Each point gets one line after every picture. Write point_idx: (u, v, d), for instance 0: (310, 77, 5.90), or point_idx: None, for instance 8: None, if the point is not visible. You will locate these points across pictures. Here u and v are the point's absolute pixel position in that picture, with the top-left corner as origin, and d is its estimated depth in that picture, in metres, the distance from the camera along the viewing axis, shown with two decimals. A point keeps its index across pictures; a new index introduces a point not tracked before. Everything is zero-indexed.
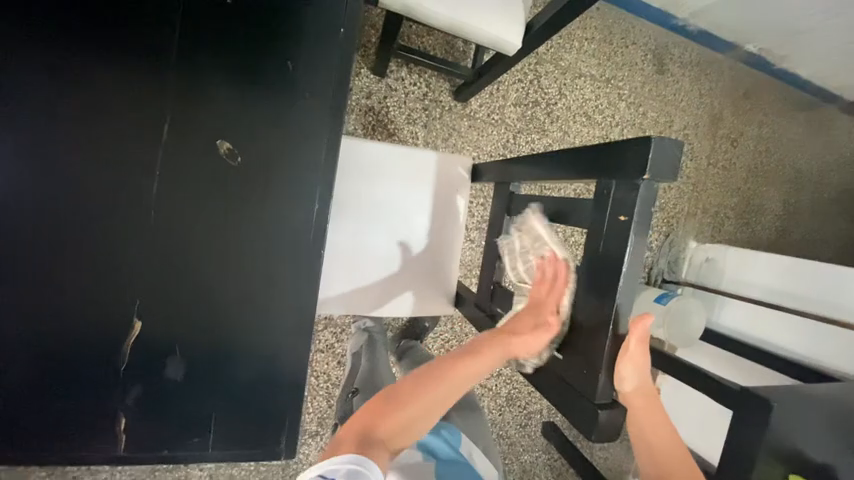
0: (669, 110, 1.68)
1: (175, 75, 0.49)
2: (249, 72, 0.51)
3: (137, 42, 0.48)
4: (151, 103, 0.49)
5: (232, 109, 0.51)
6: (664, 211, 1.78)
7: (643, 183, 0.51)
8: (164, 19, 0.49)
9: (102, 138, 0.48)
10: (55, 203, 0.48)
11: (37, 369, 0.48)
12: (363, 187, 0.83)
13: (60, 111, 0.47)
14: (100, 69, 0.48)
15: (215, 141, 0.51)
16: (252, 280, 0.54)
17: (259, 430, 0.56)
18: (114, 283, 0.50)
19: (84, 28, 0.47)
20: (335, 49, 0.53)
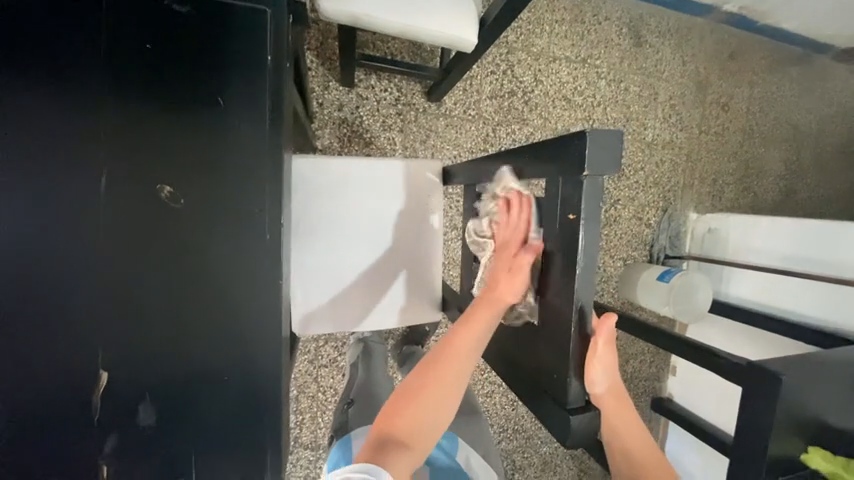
0: (652, 82, 1.63)
1: (109, 124, 0.50)
2: (184, 108, 0.51)
3: (69, 98, 0.49)
4: (90, 155, 0.50)
5: (173, 151, 0.51)
6: (660, 186, 1.72)
7: (585, 180, 0.50)
8: (93, 71, 0.49)
9: (47, 196, 0.49)
10: (11, 266, 0.49)
11: (16, 427, 0.50)
12: (334, 203, 0.83)
13: (4, 175, 0.48)
14: (33, 126, 0.48)
15: (156, 185, 0.51)
16: (214, 316, 0.54)
17: (241, 464, 0.56)
18: (79, 335, 0.51)
19: (9, 89, 0.47)
20: (265, 79, 0.53)
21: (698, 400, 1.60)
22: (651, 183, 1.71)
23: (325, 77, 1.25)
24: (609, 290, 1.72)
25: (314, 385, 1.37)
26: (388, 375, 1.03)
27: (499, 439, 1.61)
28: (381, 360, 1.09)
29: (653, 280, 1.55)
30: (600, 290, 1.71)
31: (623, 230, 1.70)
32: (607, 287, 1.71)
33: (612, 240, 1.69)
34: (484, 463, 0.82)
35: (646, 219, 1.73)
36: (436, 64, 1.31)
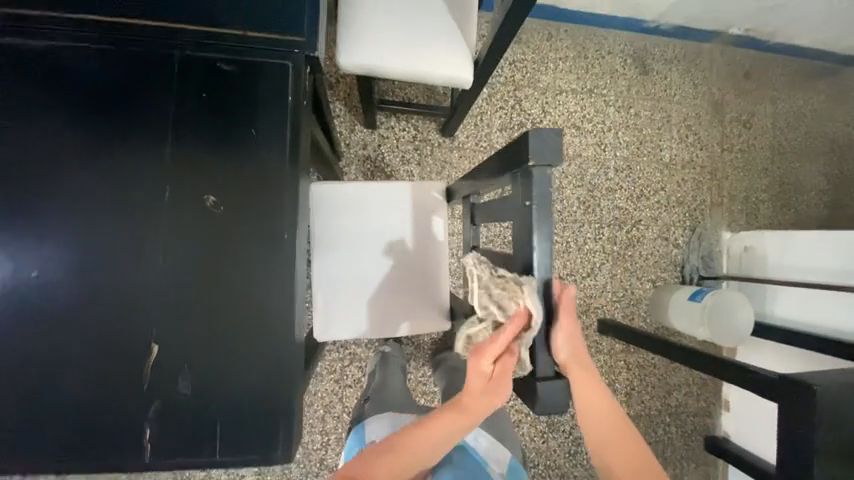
0: (663, 105, 1.68)
1: (171, 153, 0.66)
2: (225, 139, 0.67)
3: (145, 137, 0.65)
4: (156, 176, 0.65)
5: (215, 170, 0.66)
6: (685, 205, 1.69)
7: (534, 170, 0.57)
8: (161, 115, 0.66)
9: (127, 209, 0.65)
10: (98, 260, 0.64)
11: (88, 391, 0.62)
12: (350, 222, 0.94)
13: (99, 195, 0.65)
14: (120, 159, 0.65)
15: (203, 197, 0.66)
16: (240, 302, 0.65)
17: (257, 436, 0.64)
18: (139, 315, 0.64)
19: (108, 134, 0.65)
20: (285, 114, 0.67)
21: (739, 429, 1.56)
22: (675, 203, 1.68)
23: (351, 121, 1.44)
24: (640, 313, 1.65)
25: (339, 406, 1.43)
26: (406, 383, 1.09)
27: (530, 474, 1.53)
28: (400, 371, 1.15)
29: (685, 301, 1.48)
30: (631, 314, 1.64)
31: (650, 250, 1.66)
32: (637, 311, 1.64)
33: (638, 261, 1.65)
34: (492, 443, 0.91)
35: (673, 239, 1.68)
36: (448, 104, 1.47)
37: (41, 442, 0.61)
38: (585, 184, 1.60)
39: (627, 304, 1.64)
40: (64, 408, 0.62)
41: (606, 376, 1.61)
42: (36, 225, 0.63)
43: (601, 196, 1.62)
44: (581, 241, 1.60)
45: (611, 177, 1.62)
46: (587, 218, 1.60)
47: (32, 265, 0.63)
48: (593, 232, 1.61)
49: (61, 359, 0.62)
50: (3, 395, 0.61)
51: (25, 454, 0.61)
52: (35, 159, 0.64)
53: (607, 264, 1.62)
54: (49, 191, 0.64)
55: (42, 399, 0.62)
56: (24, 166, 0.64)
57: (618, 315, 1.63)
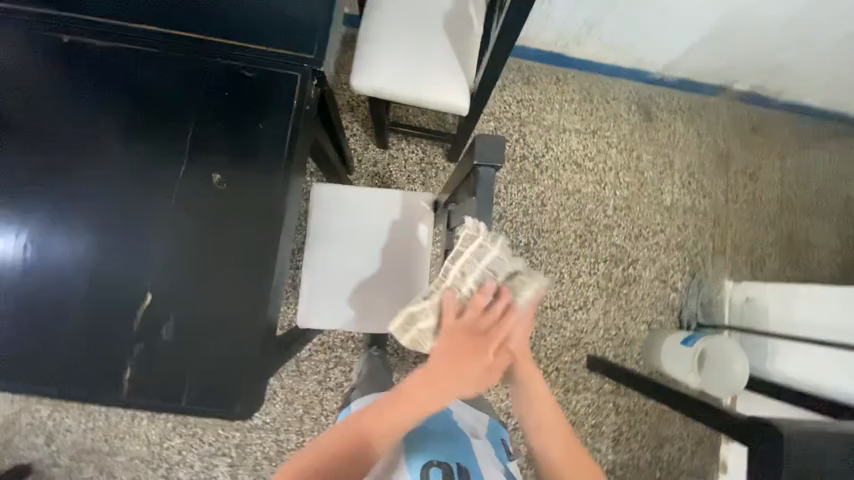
0: (666, 152, 1.73)
1: (188, 135, 0.77)
2: (234, 127, 0.77)
3: (168, 121, 0.77)
4: (173, 153, 0.77)
5: (222, 152, 0.76)
6: (686, 250, 1.69)
7: (480, 169, 0.73)
8: (183, 104, 0.77)
9: (146, 178, 0.76)
10: (117, 217, 0.75)
11: (87, 327, 0.71)
12: (343, 221, 1.04)
13: (125, 165, 0.76)
14: (146, 137, 0.77)
15: (210, 174, 0.76)
16: (227, 266, 0.74)
17: (222, 388, 0.70)
18: (141, 267, 0.73)
19: (139, 117, 0.77)
20: (287, 112, 0.78)
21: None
22: (674, 246, 1.69)
23: (365, 140, 1.57)
24: (633, 355, 1.61)
25: (318, 408, 1.47)
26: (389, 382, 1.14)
27: None
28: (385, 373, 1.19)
29: (676, 347, 1.45)
30: (624, 355, 1.60)
31: (647, 291, 1.65)
32: (630, 352, 1.61)
33: (634, 301, 1.64)
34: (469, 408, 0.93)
35: (672, 283, 1.67)
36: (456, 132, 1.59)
37: (39, 367, 0.70)
38: (583, 219, 1.65)
39: (620, 343, 1.61)
40: (63, 339, 0.71)
41: (593, 416, 1.56)
42: (73, 183, 0.76)
43: (598, 231, 1.65)
44: (575, 274, 1.62)
45: (609, 214, 1.66)
46: (581, 252, 1.63)
47: (63, 218, 0.75)
48: (587, 266, 1.63)
49: (68, 299, 0.72)
50: (16, 322, 0.71)
51: (22, 378, 0.69)
52: (80, 133, 0.77)
53: (601, 300, 1.62)
54: (87, 158, 0.76)
55: (48, 328, 0.71)
56: (70, 138, 0.76)
57: (610, 354, 1.60)
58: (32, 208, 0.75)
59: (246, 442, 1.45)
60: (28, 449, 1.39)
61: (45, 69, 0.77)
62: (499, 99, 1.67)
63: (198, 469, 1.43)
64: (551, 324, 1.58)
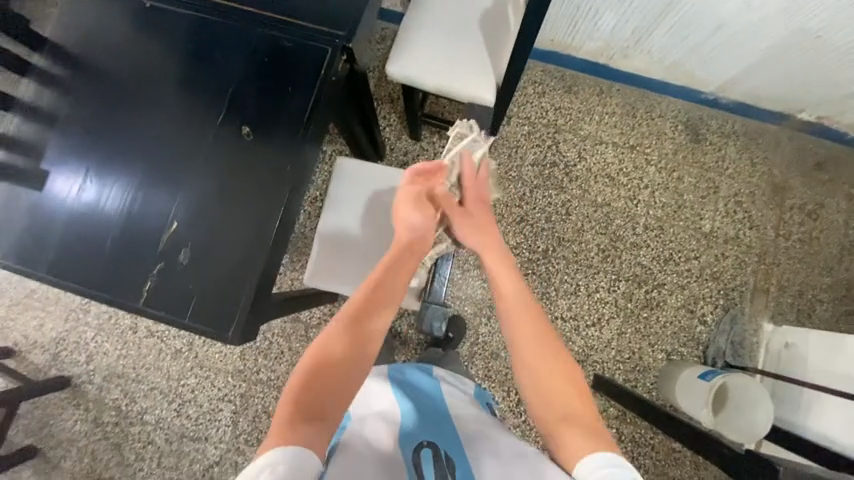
0: (712, 176, 1.63)
1: (228, 89, 0.87)
2: (266, 87, 0.86)
3: (215, 76, 0.87)
4: (213, 104, 0.86)
5: (253, 108, 0.85)
6: (721, 281, 1.56)
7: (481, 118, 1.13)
8: (229, 64, 0.88)
9: (187, 122, 0.86)
10: (159, 152, 0.86)
11: (117, 242, 0.81)
12: (356, 193, 1.10)
13: (173, 109, 0.87)
14: (194, 88, 0.87)
15: (240, 124, 0.85)
16: (242, 206, 0.81)
17: (220, 314, 0.77)
18: (170, 197, 0.83)
19: (191, 71, 0.88)
20: (313, 78, 0.85)
21: None
22: (709, 276, 1.57)
23: (399, 130, 1.64)
24: (646, 383, 1.51)
25: None
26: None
27: None
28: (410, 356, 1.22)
29: (693, 381, 1.35)
30: (635, 381, 1.51)
31: (670, 319, 1.54)
32: (642, 380, 1.51)
33: (654, 327, 1.54)
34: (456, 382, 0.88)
35: (700, 315, 1.54)
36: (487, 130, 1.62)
37: (74, 270, 0.80)
38: (608, 234, 1.60)
39: (633, 368, 1.51)
40: (98, 250, 0.81)
41: None
42: (129, 119, 0.87)
43: (624, 248, 1.59)
44: (592, 288, 1.56)
45: (638, 233, 1.60)
46: (602, 267, 1.57)
47: (120, 148, 0.86)
48: (607, 283, 1.56)
49: (108, 215, 0.83)
50: (66, 229, 0.83)
51: (61, 277, 0.81)
52: (144, 80, 0.89)
53: (616, 319, 1.54)
54: (144, 100, 0.88)
55: (86, 239, 0.82)
56: (135, 83, 0.89)
57: (619, 377, 1.51)
58: (96, 137, 0.87)
59: (251, 393, 1.56)
60: (71, 364, 1.59)
61: (125, 24, 0.91)
62: (537, 105, 1.68)
63: (206, 409, 1.56)
64: (559, 335, 1.53)
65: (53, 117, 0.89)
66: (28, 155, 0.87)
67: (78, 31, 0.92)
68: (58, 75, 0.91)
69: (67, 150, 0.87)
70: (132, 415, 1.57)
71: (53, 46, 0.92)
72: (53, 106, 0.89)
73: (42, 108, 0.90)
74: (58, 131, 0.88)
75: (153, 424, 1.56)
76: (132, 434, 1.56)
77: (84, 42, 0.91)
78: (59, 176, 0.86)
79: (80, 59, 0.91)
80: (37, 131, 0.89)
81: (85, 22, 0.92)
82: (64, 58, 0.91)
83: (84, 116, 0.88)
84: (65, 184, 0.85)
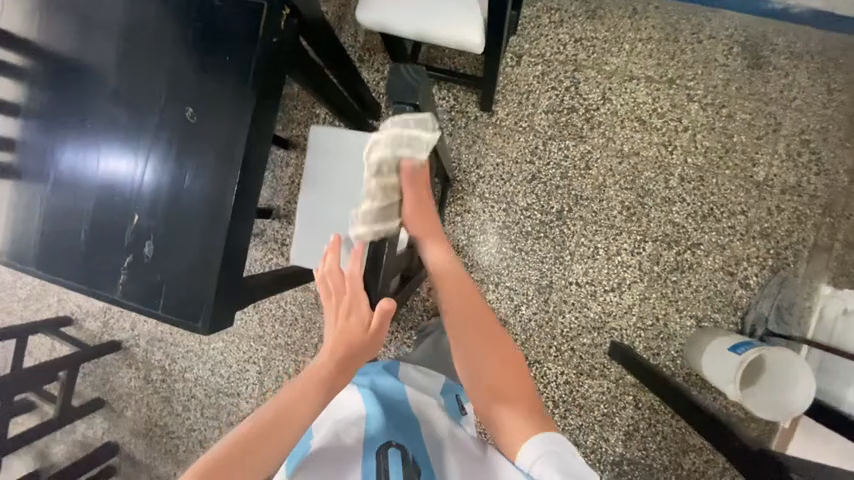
0: (773, 110, 1.34)
1: (169, 66, 0.80)
2: (206, 60, 0.78)
3: (157, 50, 0.80)
4: (157, 84, 0.81)
5: (194, 88, 0.79)
6: (771, 239, 1.34)
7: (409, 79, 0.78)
8: (169, 36, 0.80)
9: (135, 106, 0.82)
10: (113, 141, 0.83)
11: (88, 236, 0.82)
12: (331, 165, 1.03)
13: (120, 91, 0.82)
14: (138, 66, 0.81)
15: (183, 106, 0.79)
16: (197, 195, 0.79)
17: (189, 305, 0.78)
18: (129, 188, 0.81)
19: (134, 46, 0.82)
20: (253, 45, 0.77)
21: None
22: (757, 234, 1.35)
23: None
24: (669, 351, 1.39)
25: None
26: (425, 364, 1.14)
27: None
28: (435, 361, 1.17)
29: (722, 350, 1.21)
30: (657, 349, 1.39)
31: (704, 283, 1.37)
32: (666, 348, 1.39)
33: (684, 292, 1.38)
34: (422, 377, 0.93)
35: (742, 277, 1.35)
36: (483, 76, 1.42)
37: (55, 263, 0.83)
38: (636, 188, 1.39)
39: (656, 336, 1.39)
40: (72, 244, 0.83)
41: (607, 405, 1.43)
42: (83, 107, 0.84)
43: (653, 205, 1.38)
44: (613, 251, 1.41)
45: (672, 186, 1.38)
46: (626, 227, 1.40)
47: (79, 137, 0.84)
48: (631, 244, 1.40)
49: (78, 208, 0.83)
50: (44, 224, 0.85)
51: (45, 270, 0.84)
52: (90, 60, 0.84)
53: (639, 284, 1.40)
54: (94, 85, 0.84)
55: (62, 232, 0.84)
56: (83, 64, 0.84)
57: (639, 345, 1.40)
58: (56, 127, 0.86)
59: (272, 356, 1.66)
60: (119, 330, 1.78)
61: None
62: (552, 38, 1.42)
63: (235, 370, 1.70)
64: (573, 302, 1.43)
65: (15, 108, 0.87)
66: (1, 150, 0.88)
67: (24, 11, 0.87)
68: (12, 62, 0.87)
69: (32, 143, 0.86)
70: (175, 373, 1.75)
71: (0, 31, 0.87)
72: (13, 95, 0.87)
73: (1, 99, 0.87)
74: (22, 124, 0.87)
75: (193, 381, 1.74)
76: (177, 389, 1.75)
77: (29, 24, 0.87)
78: (30, 170, 0.86)
79: (29, 42, 0.87)
80: (3, 124, 0.88)
81: (29, 3, 0.87)
82: (13, 43, 0.87)
83: (42, 106, 0.86)
84: (37, 179, 0.86)
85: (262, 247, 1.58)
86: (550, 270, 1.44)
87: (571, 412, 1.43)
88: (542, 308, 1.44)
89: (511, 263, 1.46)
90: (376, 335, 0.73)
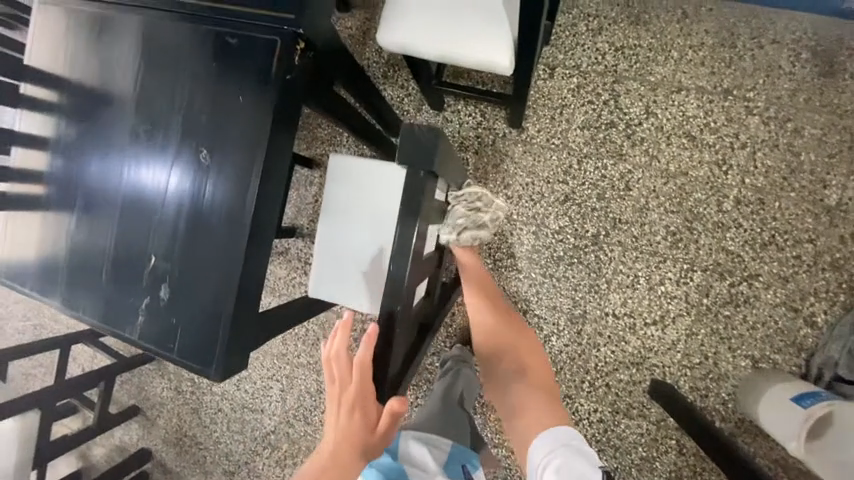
0: (848, 124, 1.18)
1: (188, 105, 0.80)
2: (223, 99, 0.78)
3: (177, 88, 0.81)
4: (176, 123, 0.81)
5: (209, 127, 0.78)
6: (845, 271, 1.17)
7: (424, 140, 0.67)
8: (189, 75, 0.80)
9: (154, 144, 0.82)
10: (133, 179, 0.83)
11: (109, 276, 0.83)
12: (348, 196, 0.99)
13: (141, 130, 0.83)
14: (159, 105, 0.82)
15: (198, 145, 0.79)
16: (211, 238, 0.77)
17: (201, 351, 0.76)
18: (148, 228, 0.81)
19: (157, 84, 0.82)
20: (268, 83, 0.75)
21: None
22: (828, 265, 1.18)
23: (419, 101, 1.41)
24: (719, 394, 1.25)
25: None
26: (444, 405, 1.07)
27: None
28: (454, 403, 1.10)
29: (782, 398, 1.07)
30: (704, 390, 1.26)
31: (762, 319, 1.22)
32: (715, 389, 1.25)
33: (737, 328, 1.23)
34: (425, 448, 0.90)
35: (808, 314, 1.19)
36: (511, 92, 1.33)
37: (79, 301, 0.84)
38: (683, 212, 1.26)
39: (704, 376, 1.26)
40: (95, 282, 0.84)
41: (646, 448, 1.31)
42: (108, 145, 0.85)
43: (703, 231, 1.25)
44: (655, 280, 1.28)
45: (726, 210, 1.23)
46: (671, 254, 1.27)
47: (104, 176, 0.85)
48: (676, 273, 1.27)
49: (100, 248, 0.84)
50: (69, 262, 0.86)
51: (70, 307, 0.85)
52: (116, 99, 0.85)
53: (685, 317, 1.27)
54: (117, 123, 0.85)
55: (86, 270, 0.85)
56: (109, 103, 0.85)
57: (684, 384, 1.27)
58: (82, 165, 0.87)
59: (294, 375, 1.66)
60: None
61: (93, 38, 0.86)
62: (589, 47, 1.31)
63: (259, 386, 1.71)
64: (609, 334, 1.32)
65: (45, 144, 0.89)
66: (31, 185, 0.90)
67: (55, 49, 0.89)
68: (42, 98, 0.89)
69: (60, 179, 0.88)
70: (203, 386, 1.79)
71: (35, 70, 0.90)
72: (43, 131, 0.89)
73: (33, 135, 0.90)
74: (50, 160, 0.89)
75: (220, 395, 1.77)
76: (205, 401, 1.79)
77: (59, 61, 0.88)
78: (58, 207, 0.88)
79: (59, 79, 0.88)
80: (35, 161, 0.90)
81: (60, 41, 0.89)
82: (43, 80, 0.89)
83: (70, 144, 0.88)
84: (65, 216, 0.87)
85: (286, 266, 1.58)
86: (583, 299, 1.33)
87: (604, 452, 1.33)
88: (574, 339, 1.34)
89: (541, 290, 1.36)
90: (386, 436, 0.67)
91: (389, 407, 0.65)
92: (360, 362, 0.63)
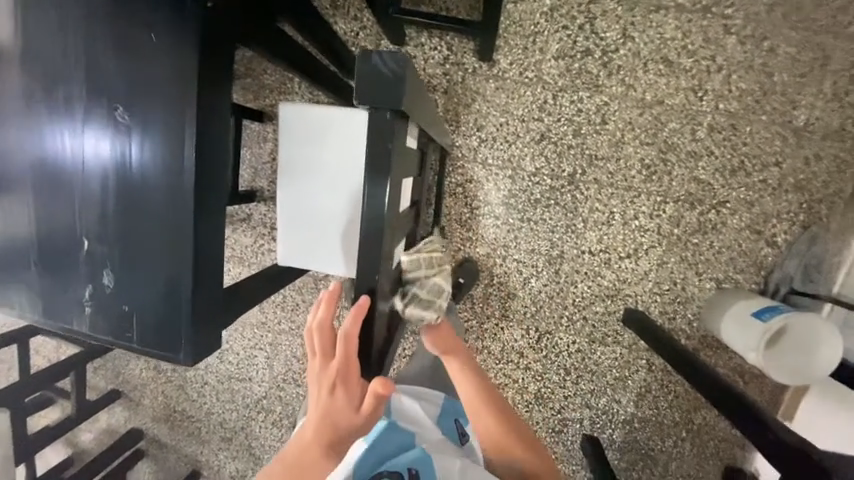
0: (821, 39, 1.14)
1: (89, 51, 0.64)
2: (133, 40, 0.63)
3: (71, 30, 0.64)
4: (79, 74, 0.65)
5: (121, 78, 0.64)
6: (805, 192, 1.22)
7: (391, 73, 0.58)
8: (82, 10, 0.64)
9: (56, 103, 0.67)
10: (39, 150, 0.69)
11: (39, 265, 0.72)
12: (305, 151, 0.89)
13: (35, 86, 0.67)
14: (51, 51, 0.65)
15: (110, 101, 0.65)
16: (151, 212, 0.67)
17: (164, 337, 0.69)
18: (72, 207, 0.69)
19: (43, 25, 0.65)
20: (186, 15, 0.61)
21: None
22: (791, 187, 1.22)
23: (376, 36, 1.25)
24: (686, 315, 1.33)
25: None
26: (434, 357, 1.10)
27: None
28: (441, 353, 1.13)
29: (744, 312, 1.16)
30: (673, 313, 1.34)
31: (728, 243, 1.27)
32: (682, 311, 1.33)
33: (705, 253, 1.29)
34: (416, 401, 0.93)
35: (769, 235, 1.25)
36: (479, 20, 1.19)
37: (10, 297, 0.74)
38: (657, 143, 1.24)
39: (673, 300, 1.33)
40: (23, 274, 0.72)
41: (619, 370, 1.41)
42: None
43: (677, 161, 1.24)
44: (630, 215, 1.29)
45: (699, 138, 1.22)
46: (645, 188, 1.27)
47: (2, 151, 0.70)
48: (650, 206, 1.28)
49: (18, 236, 0.72)
50: None
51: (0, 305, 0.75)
52: None
53: (658, 248, 1.30)
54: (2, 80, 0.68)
55: (8, 262, 0.73)
56: None
57: (654, 310, 1.35)
58: None
59: (278, 341, 1.64)
60: None
61: None
62: None
63: (243, 356, 1.68)
64: (586, 270, 1.35)
65: None
66: None
67: None
68: None
69: None
70: None
71: None
72: None
73: None
74: None
75: (204, 369, 1.74)
76: (189, 377, 1.76)
77: None
78: None
79: None
80: None
81: None
82: None
83: None
84: None
85: (251, 233, 1.47)
86: (561, 240, 1.34)
87: (582, 377, 1.43)
88: (552, 279, 1.37)
89: (519, 234, 1.35)
90: (372, 415, 0.65)
91: (374, 386, 0.62)
92: (345, 335, 0.61)
